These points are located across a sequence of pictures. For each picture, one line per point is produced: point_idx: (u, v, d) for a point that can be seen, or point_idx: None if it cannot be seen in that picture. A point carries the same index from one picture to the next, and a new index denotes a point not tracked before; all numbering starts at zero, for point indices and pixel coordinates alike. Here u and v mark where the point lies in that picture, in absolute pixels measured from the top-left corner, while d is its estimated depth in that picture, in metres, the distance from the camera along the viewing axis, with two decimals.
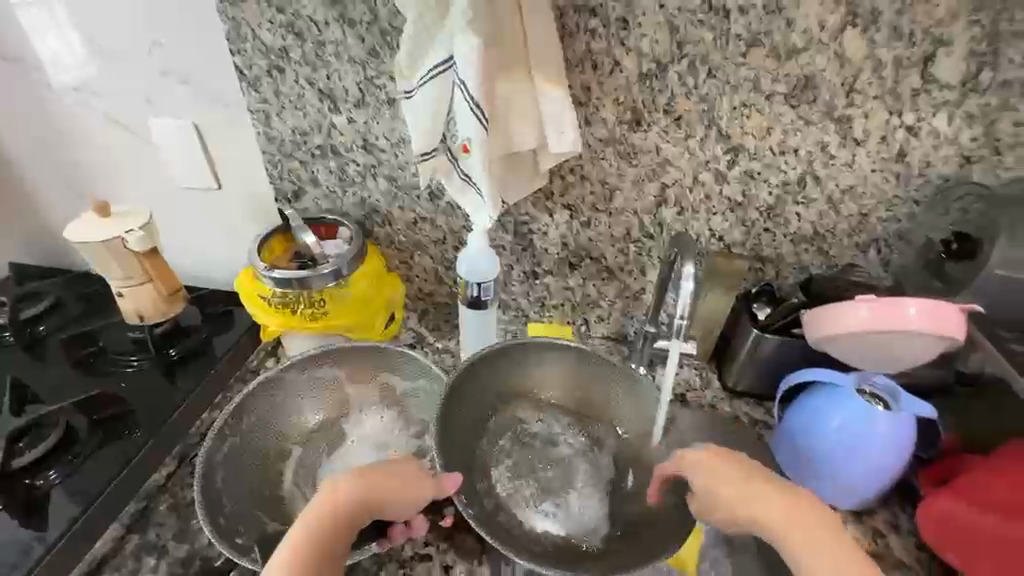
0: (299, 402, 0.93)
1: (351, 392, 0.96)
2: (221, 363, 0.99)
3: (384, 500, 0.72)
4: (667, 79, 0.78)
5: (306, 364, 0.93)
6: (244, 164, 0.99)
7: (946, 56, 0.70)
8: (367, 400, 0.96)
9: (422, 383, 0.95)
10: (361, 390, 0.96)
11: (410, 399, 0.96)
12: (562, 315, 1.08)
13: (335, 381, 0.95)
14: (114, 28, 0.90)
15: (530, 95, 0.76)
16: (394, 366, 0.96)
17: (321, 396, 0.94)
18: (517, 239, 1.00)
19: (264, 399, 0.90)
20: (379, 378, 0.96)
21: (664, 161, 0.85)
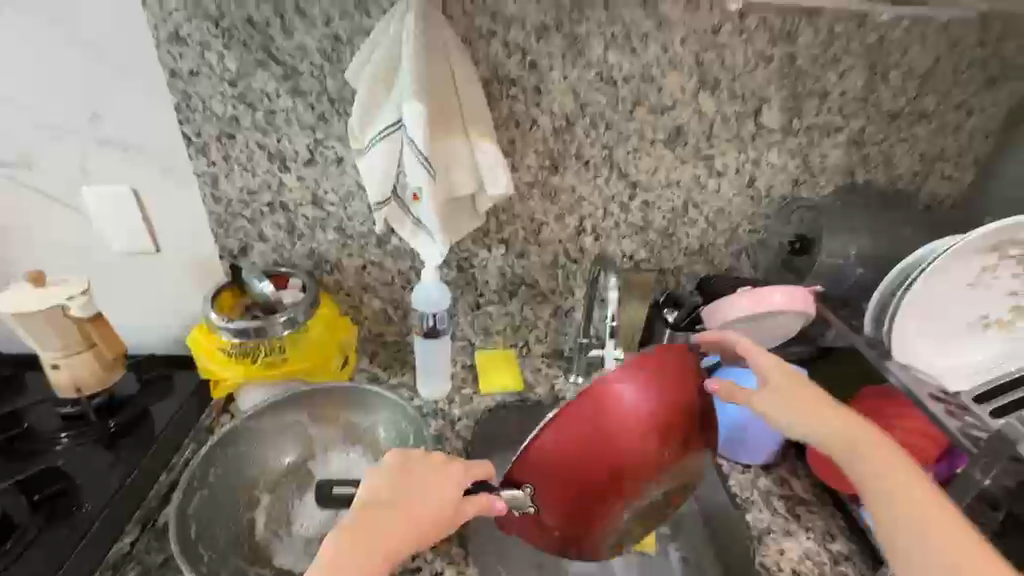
0: (264, 452, 0.96)
1: (314, 434, 0.99)
2: (166, 428, 0.96)
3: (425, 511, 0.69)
4: (575, 132, 0.96)
5: (269, 413, 0.96)
6: (187, 226, 1.02)
7: (769, 110, 0.95)
8: (332, 440, 1.00)
9: (384, 416, 1.00)
10: (325, 431, 1.00)
11: (372, 435, 1.00)
12: (505, 339, 1.21)
13: (298, 423, 0.98)
14: (49, 92, 0.91)
15: (468, 150, 0.90)
16: (355, 404, 1.00)
17: (285, 441, 0.98)
18: (460, 274, 1.12)
19: (228, 451, 0.92)
20: (339, 416, 1.00)
21: (579, 198, 1.04)
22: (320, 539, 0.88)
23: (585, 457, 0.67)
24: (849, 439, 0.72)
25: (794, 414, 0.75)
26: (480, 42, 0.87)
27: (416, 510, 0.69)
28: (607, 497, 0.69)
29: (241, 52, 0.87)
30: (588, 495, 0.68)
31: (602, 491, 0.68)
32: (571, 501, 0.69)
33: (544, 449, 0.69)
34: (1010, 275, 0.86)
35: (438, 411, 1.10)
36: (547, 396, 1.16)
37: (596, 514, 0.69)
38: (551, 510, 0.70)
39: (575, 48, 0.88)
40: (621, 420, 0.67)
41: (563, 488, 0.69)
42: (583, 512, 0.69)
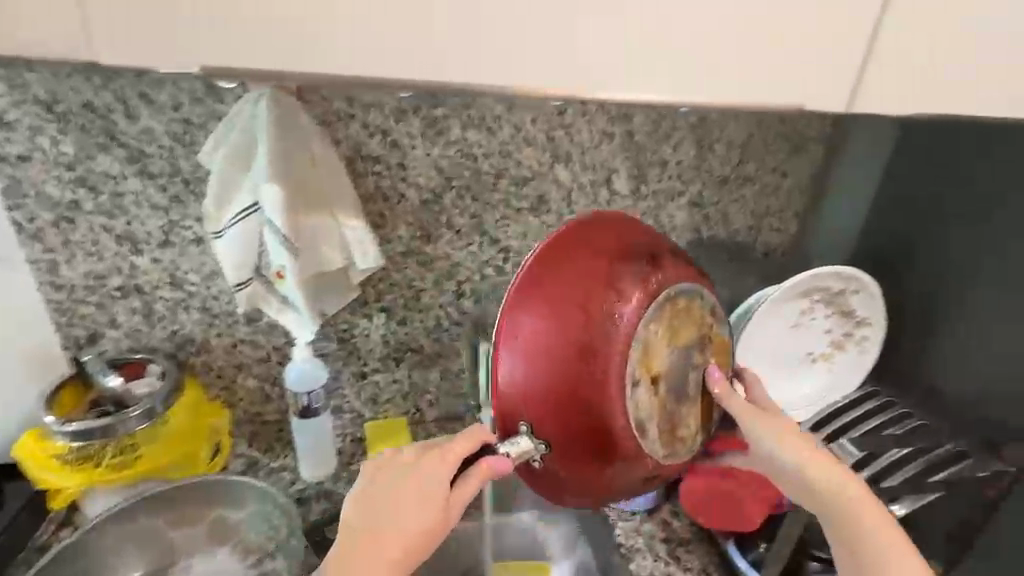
0: (109, 565, 0.88)
1: (173, 536, 0.91)
2: None
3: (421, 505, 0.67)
4: (443, 204, 1.00)
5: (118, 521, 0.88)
6: (20, 317, 0.93)
7: (619, 178, 1.06)
8: (194, 543, 0.91)
9: (252, 510, 0.93)
10: (186, 534, 0.92)
11: (242, 531, 0.92)
12: (396, 407, 1.19)
13: (154, 527, 0.91)
14: None
15: (334, 226, 0.91)
16: (222, 499, 0.93)
17: (137, 551, 0.90)
18: (341, 345, 1.10)
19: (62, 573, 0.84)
20: (202, 515, 0.92)
21: (455, 264, 1.07)
22: None
23: (556, 316, 0.67)
24: (821, 458, 0.73)
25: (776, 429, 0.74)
26: (338, 123, 0.90)
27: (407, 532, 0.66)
28: (591, 352, 0.66)
29: (79, 136, 0.83)
30: (573, 402, 0.66)
31: (587, 351, 0.66)
32: (560, 397, 0.66)
33: (527, 339, 0.67)
34: (822, 316, 1.02)
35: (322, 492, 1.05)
36: None
37: (597, 385, 0.67)
38: (563, 448, 0.68)
39: (435, 128, 0.93)
40: (551, 311, 0.67)
41: (553, 373, 0.66)
42: (583, 395, 0.67)
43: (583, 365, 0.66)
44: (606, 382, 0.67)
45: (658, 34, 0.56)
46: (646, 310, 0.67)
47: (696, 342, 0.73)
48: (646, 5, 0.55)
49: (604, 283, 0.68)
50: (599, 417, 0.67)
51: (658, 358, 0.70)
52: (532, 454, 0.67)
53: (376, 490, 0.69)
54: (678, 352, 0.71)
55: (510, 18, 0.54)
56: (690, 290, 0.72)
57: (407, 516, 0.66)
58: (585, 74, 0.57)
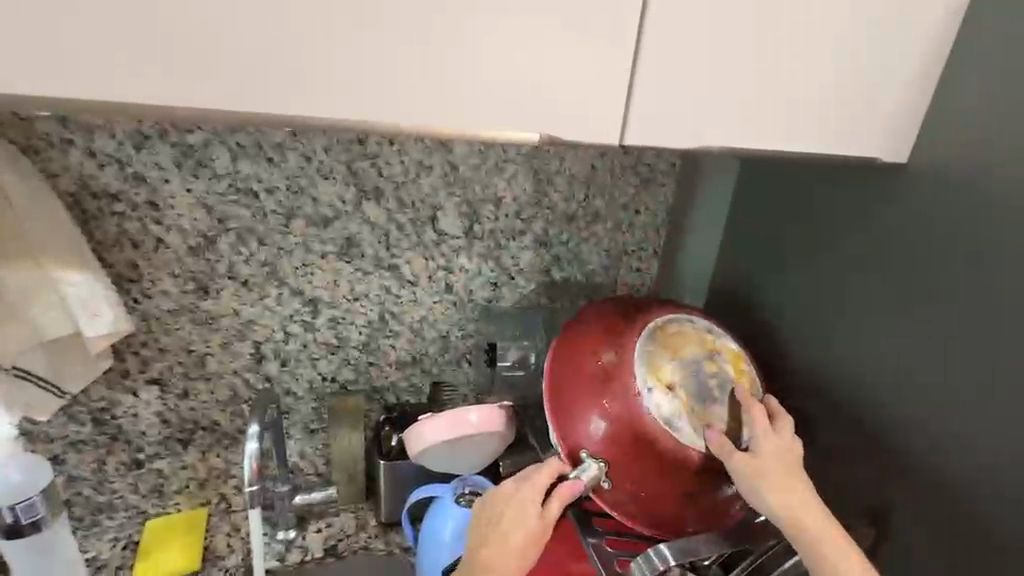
0: None
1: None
2: None
3: (518, 533, 0.68)
4: (219, 250, 0.81)
5: None
6: None
7: (445, 216, 0.91)
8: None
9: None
10: None
11: None
12: (189, 498, 0.94)
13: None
14: None
15: (47, 284, 0.69)
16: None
17: None
18: (99, 430, 0.86)
19: None
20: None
21: (247, 322, 0.87)
22: None
23: (588, 362, 0.74)
24: (802, 501, 0.67)
25: (764, 472, 0.68)
26: (51, 151, 0.71)
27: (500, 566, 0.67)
28: (611, 386, 0.72)
29: None
30: (618, 433, 0.71)
31: (611, 384, 0.72)
32: (608, 430, 0.71)
33: (569, 388, 0.74)
34: None
35: None
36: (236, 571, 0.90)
37: (632, 416, 0.70)
38: (627, 470, 0.71)
39: (193, 158, 0.76)
40: (583, 363, 0.75)
41: (597, 407, 0.72)
42: (626, 427, 0.70)
43: (620, 395, 0.71)
44: (638, 414, 0.70)
45: (498, 56, 0.53)
46: (640, 339, 0.73)
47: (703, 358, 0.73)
48: (523, 38, 0.53)
49: (605, 333, 0.76)
50: (650, 441, 0.70)
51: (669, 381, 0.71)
52: (600, 475, 0.71)
53: (490, 517, 0.71)
54: (688, 369, 0.72)
55: (337, 35, 0.50)
56: (676, 317, 0.76)
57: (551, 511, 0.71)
58: (364, 99, 0.53)
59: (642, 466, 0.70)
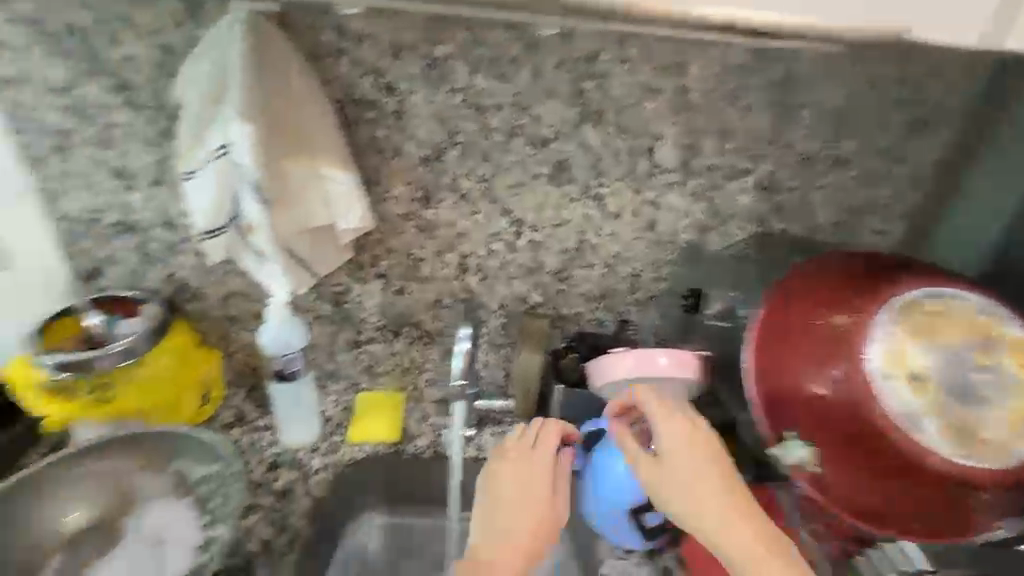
0: (69, 501, 0.83)
1: (138, 482, 0.86)
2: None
3: (540, 493, 0.79)
4: (445, 162, 0.86)
5: (84, 458, 0.85)
6: (30, 239, 0.94)
7: (664, 146, 0.85)
8: (154, 491, 0.86)
9: (215, 466, 0.87)
10: (147, 479, 0.86)
11: (201, 487, 0.86)
12: (394, 380, 1.10)
13: (109, 469, 0.85)
14: None
15: (316, 177, 0.81)
16: (192, 450, 0.87)
17: (100, 491, 0.84)
18: (337, 310, 1.02)
19: (26, 504, 0.81)
20: (183, 467, 0.87)
21: (460, 234, 0.93)
22: None
23: (803, 329, 0.67)
24: (706, 495, 0.68)
25: (665, 467, 0.71)
26: (328, 60, 0.80)
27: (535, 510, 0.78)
28: (831, 360, 0.63)
29: (71, 61, 0.79)
30: (836, 412, 0.62)
31: (833, 356, 0.63)
32: (824, 406, 0.63)
33: (776, 354, 0.67)
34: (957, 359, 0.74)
35: (294, 462, 0.99)
36: (426, 450, 1.04)
37: (858, 396, 0.61)
38: (842, 454, 0.62)
39: (436, 71, 0.80)
40: (790, 332, 0.67)
41: (810, 379, 0.64)
42: (847, 407, 0.61)
43: (841, 372, 0.62)
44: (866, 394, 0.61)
45: None
46: (879, 313, 0.64)
47: (961, 343, 0.63)
48: None
49: (828, 302, 0.67)
50: (877, 427, 0.60)
51: (908, 359, 0.61)
52: (810, 459, 0.63)
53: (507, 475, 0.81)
54: (940, 352, 0.62)
55: None
56: (931, 293, 0.65)
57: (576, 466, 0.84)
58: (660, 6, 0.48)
59: (859, 454, 0.61)
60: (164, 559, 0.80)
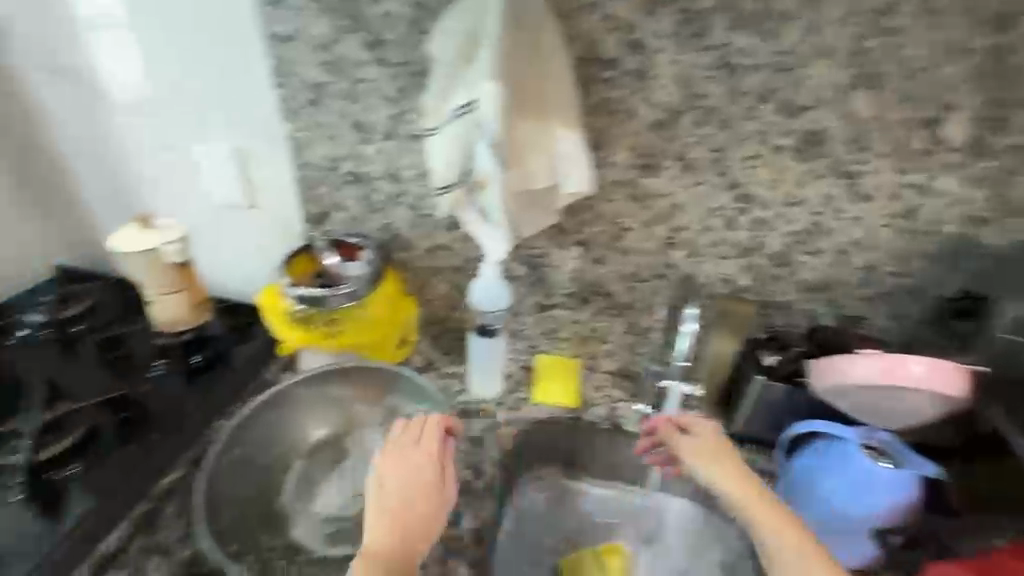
0: (305, 417, 0.94)
1: (358, 411, 0.96)
2: (243, 363, 1.05)
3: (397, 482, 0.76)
4: (678, 128, 0.81)
5: (316, 382, 0.95)
6: (276, 183, 1.06)
7: (952, 120, 0.73)
8: (368, 420, 0.96)
9: (423, 407, 0.94)
10: (364, 410, 0.96)
11: (410, 421, 0.94)
12: (572, 347, 1.10)
13: (337, 397, 0.96)
14: (183, 49, 0.97)
15: (547, 138, 0.80)
16: (405, 391, 0.95)
17: (330, 412, 0.95)
18: (531, 273, 1.03)
19: (271, 414, 0.92)
20: (395, 404, 0.96)
21: (675, 206, 0.88)
22: (341, 519, 0.84)
23: None
24: (735, 472, 0.81)
25: (696, 448, 0.86)
26: (576, 14, 0.77)
27: (385, 533, 0.71)
28: None
29: (336, 19, 0.86)
30: None
31: None
32: None
33: None
34: None
35: (481, 412, 1.03)
36: (605, 421, 1.04)
37: None
38: None
39: (692, 28, 0.74)
40: None
41: None
42: None
43: None
44: None
45: None
46: None
47: None
48: None
49: None
50: None
51: None
52: None
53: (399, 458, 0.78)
54: None
55: None
56: None
57: (403, 479, 0.76)
58: None
59: None
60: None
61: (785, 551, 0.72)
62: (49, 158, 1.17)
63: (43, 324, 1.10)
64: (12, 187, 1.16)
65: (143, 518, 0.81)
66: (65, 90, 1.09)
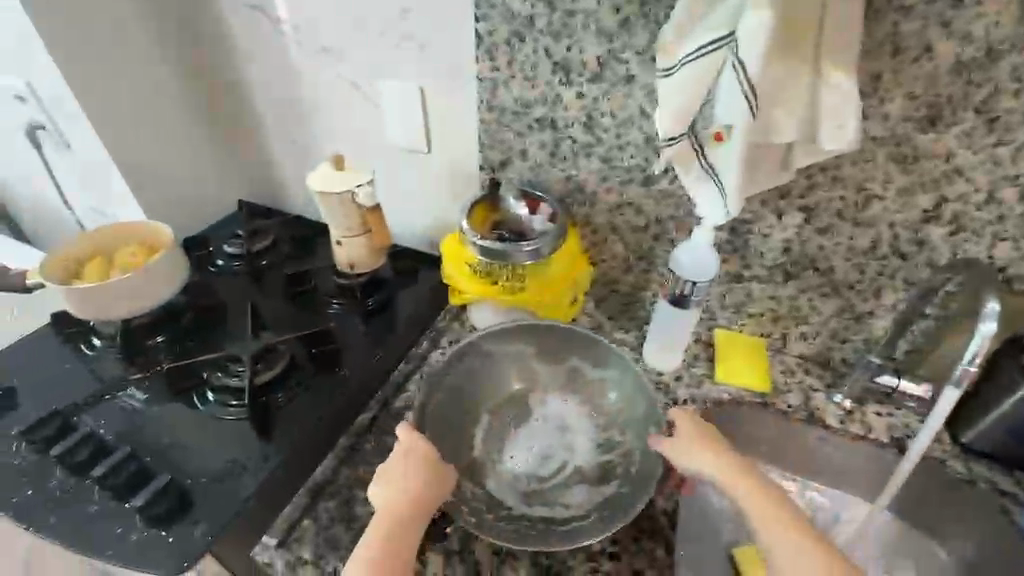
0: (495, 370, 0.91)
1: (540, 370, 0.93)
2: (414, 307, 1.07)
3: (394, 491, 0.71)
4: (995, 70, 0.64)
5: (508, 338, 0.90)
6: (458, 127, 1.02)
7: None
8: (556, 378, 0.92)
9: (611, 373, 0.90)
10: (550, 369, 0.92)
11: (598, 383, 0.91)
12: (758, 325, 0.98)
13: (519, 349, 0.92)
14: None
15: (809, 83, 0.67)
16: (590, 354, 0.90)
17: (516, 370, 0.92)
18: (730, 239, 0.90)
19: (467, 364, 0.89)
20: (577, 364, 0.91)
21: (954, 171, 0.72)
22: (530, 479, 0.85)
23: None
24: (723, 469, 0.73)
25: (683, 441, 0.76)
26: None
27: (392, 516, 0.68)
28: None
29: None
30: None
31: None
32: None
33: None
34: None
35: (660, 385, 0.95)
36: (796, 410, 0.92)
37: None
38: None
39: None
40: None
41: None
42: None
43: None
44: None
45: None
46: None
47: None
48: None
49: None
50: None
51: None
52: None
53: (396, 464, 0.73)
54: None
55: None
56: None
57: (401, 467, 0.73)
58: None
59: None
60: (570, 444, 0.88)
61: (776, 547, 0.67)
62: (238, 101, 1.22)
63: (236, 255, 1.19)
64: (207, 127, 1.23)
65: (345, 453, 0.84)
66: (261, 26, 1.10)
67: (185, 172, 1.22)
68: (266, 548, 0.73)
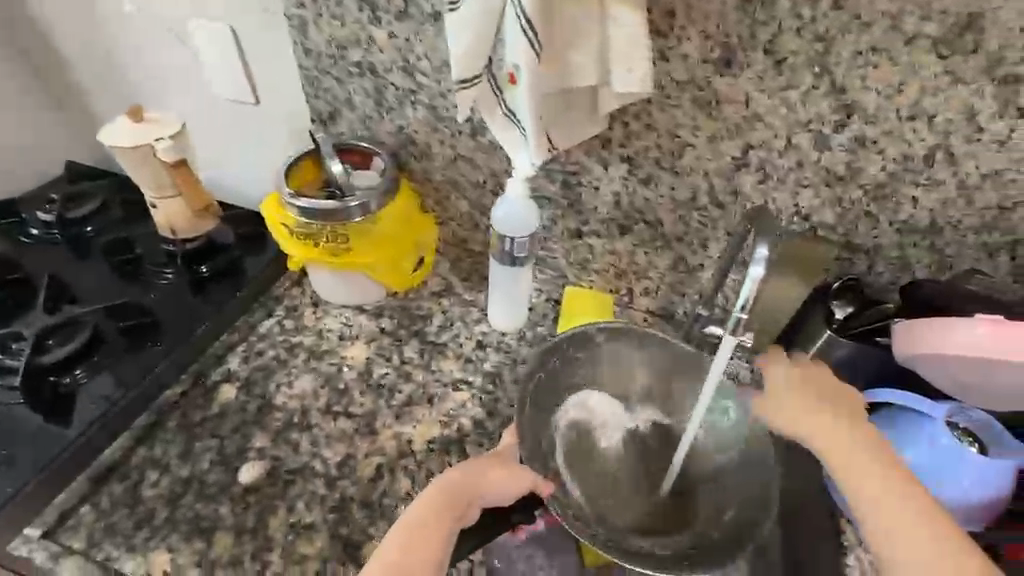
0: (599, 366, 0.83)
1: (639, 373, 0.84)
2: (260, 272, 0.96)
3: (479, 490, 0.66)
4: (777, 8, 0.63)
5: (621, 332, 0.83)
6: (279, 74, 0.93)
7: None
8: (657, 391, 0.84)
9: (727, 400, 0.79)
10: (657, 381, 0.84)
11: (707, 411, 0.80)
12: (604, 281, 0.94)
13: (615, 350, 0.83)
14: None
15: (597, 18, 0.62)
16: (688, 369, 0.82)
17: (625, 375, 0.84)
18: (564, 192, 0.87)
19: (568, 353, 0.82)
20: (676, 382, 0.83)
21: (753, 116, 0.70)
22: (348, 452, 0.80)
23: None
24: (829, 425, 0.65)
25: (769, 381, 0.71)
26: None
27: (444, 506, 0.64)
28: None
29: None
30: None
31: None
32: None
33: None
34: None
35: (501, 345, 0.91)
36: None
37: None
38: None
39: None
40: None
41: None
42: None
43: None
44: None
45: None
46: None
47: None
48: None
49: None
50: None
51: None
52: None
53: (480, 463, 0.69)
54: None
55: None
56: None
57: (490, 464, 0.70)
58: None
59: None
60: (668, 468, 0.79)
61: (861, 487, 0.61)
62: (55, 58, 1.09)
63: (51, 223, 1.06)
64: (23, 78, 1.10)
65: (140, 433, 0.80)
66: None
67: (23, 148, 1.12)
68: (26, 541, 0.70)
